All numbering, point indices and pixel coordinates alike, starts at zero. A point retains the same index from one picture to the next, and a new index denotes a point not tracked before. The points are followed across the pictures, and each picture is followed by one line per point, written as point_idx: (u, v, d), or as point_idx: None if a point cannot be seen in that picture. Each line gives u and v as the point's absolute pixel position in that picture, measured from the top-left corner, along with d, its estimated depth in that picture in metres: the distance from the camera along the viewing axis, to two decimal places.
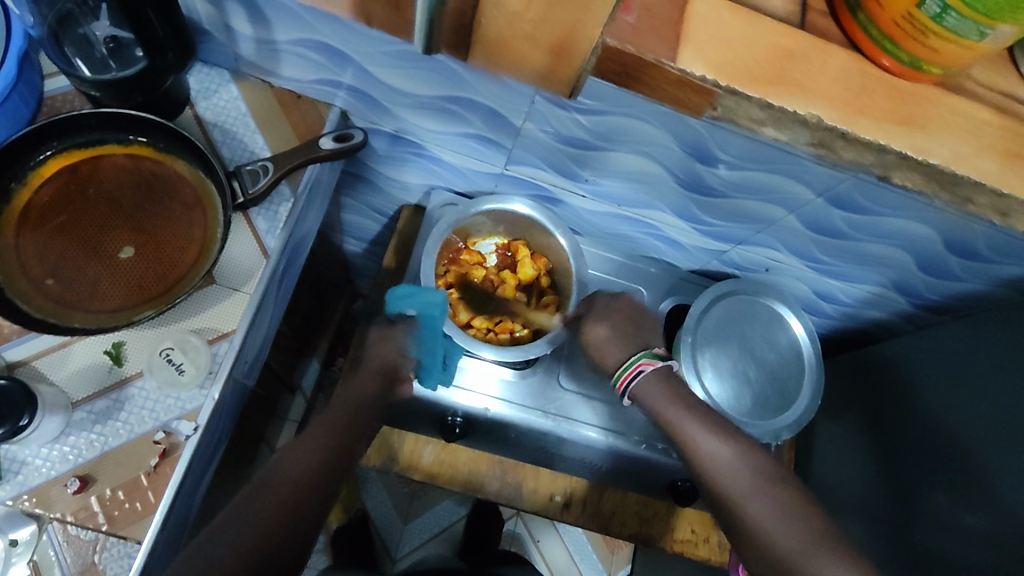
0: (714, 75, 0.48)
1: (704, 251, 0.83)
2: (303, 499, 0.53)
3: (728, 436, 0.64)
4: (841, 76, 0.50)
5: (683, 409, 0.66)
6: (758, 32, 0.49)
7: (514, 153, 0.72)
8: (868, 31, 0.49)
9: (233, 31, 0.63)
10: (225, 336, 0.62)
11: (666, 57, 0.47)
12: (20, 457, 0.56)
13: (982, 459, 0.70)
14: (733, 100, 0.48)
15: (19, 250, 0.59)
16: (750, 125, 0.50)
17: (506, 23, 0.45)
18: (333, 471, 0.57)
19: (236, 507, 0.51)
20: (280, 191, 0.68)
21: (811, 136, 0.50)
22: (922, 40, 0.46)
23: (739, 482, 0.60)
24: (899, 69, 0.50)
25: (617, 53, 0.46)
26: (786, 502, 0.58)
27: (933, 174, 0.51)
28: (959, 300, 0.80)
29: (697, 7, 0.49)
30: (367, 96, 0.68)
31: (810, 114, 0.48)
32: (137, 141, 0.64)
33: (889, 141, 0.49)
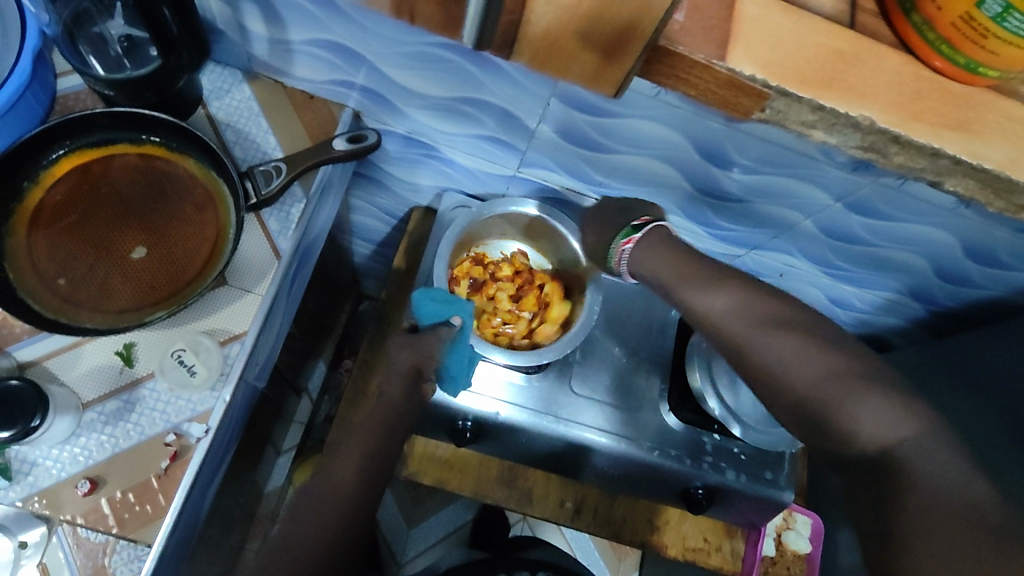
0: (765, 76, 0.46)
1: (718, 256, 0.82)
2: (355, 506, 0.59)
3: (726, 284, 0.59)
4: (894, 82, 0.49)
5: (680, 279, 0.61)
6: (804, 28, 0.48)
7: (527, 155, 0.71)
8: (923, 33, 0.47)
9: (246, 31, 0.63)
10: (237, 337, 0.61)
11: (714, 56, 0.46)
12: (30, 458, 0.56)
13: (1009, 462, 0.68)
14: (782, 102, 0.48)
15: (31, 250, 0.59)
16: (798, 128, 0.50)
17: (557, 19, 0.43)
18: (379, 471, 0.62)
19: (295, 523, 0.58)
20: (292, 191, 0.67)
21: (862, 140, 0.50)
22: (982, 43, 0.44)
23: (743, 329, 0.55)
24: (956, 72, 0.49)
25: (672, 57, 0.46)
26: (800, 343, 0.53)
27: (989, 181, 0.50)
28: (978, 309, 0.80)
29: (746, 8, 0.48)
30: (380, 97, 0.68)
31: (861, 116, 0.48)
32: (150, 141, 0.63)
33: (944, 144, 0.49)
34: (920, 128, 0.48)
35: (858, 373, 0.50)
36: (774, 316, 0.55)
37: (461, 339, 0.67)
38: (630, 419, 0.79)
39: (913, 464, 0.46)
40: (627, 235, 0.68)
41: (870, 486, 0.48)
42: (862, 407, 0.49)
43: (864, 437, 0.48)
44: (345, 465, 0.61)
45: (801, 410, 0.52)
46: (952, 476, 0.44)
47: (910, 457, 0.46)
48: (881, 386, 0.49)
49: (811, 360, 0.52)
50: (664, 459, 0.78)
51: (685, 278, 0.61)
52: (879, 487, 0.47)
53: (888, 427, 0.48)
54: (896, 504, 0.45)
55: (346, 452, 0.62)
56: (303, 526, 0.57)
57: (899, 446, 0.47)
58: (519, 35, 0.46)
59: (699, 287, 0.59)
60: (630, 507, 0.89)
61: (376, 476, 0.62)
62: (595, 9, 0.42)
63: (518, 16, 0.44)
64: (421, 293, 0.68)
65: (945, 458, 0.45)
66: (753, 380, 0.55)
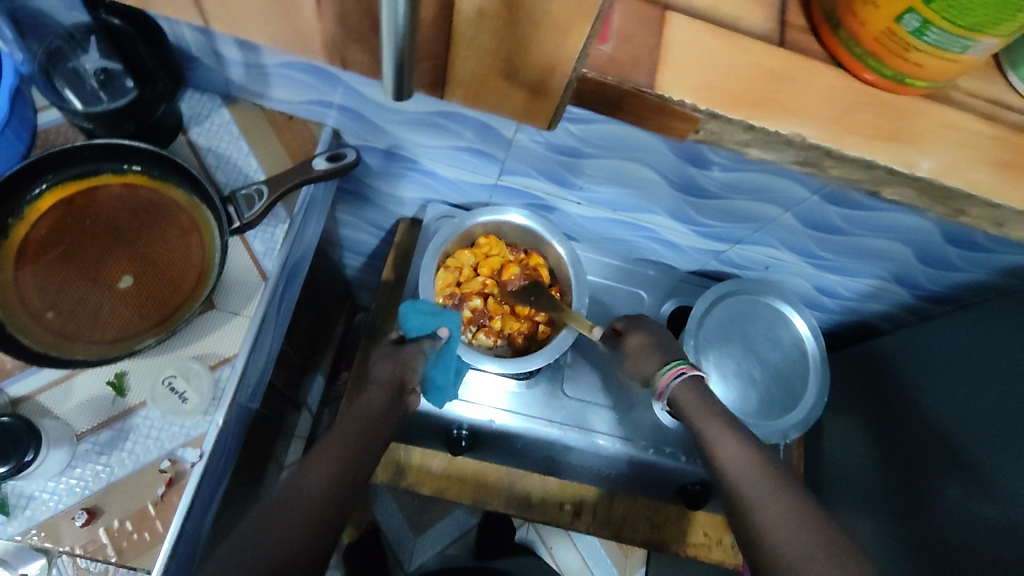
0: (694, 98, 0.47)
1: (703, 252, 0.82)
2: (322, 524, 0.52)
3: (751, 442, 0.61)
4: (829, 95, 0.50)
5: (700, 411, 0.65)
6: (737, 49, 0.49)
7: (507, 164, 0.72)
8: (850, 48, 0.48)
9: (222, 57, 0.63)
10: (227, 360, 0.62)
11: (644, 84, 0.47)
12: (27, 492, 0.56)
13: (993, 449, 0.69)
14: (716, 124, 0.49)
15: (19, 284, 0.59)
16: (735, 146, 0.51)
17: (480, 60, 0.44)
18: (350, 486, 0.56)
19: (252, 527, 0.51)
20: (276, 213, 0.68)
21: (797, 155, 0.50)
22: (905, 56, 0.45)
23: (752, 485, 0.57)
24: (886, 84, 0.50)
25: (598, 85, 0.46)
26: (803, 514, 0.54)
27: (925, 189, 0.51)
28: (961, 291, 0.80)
29: (674, 33, 0.49)
30: (358, 115, 0.68)
31: (794, 133, 0.48)
32: (132, 170, 0.64)
33: (878, 157, 0.49)
34: (853, 141, 0.49)
35: (842, 556, 0.50)
36: (785, 486, 0.57)
37: (447, 350, 0.69)
38: (624, 419, 0.79)
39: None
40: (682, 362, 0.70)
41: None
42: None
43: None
44: (313, 478, 0.54)
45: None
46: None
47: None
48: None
49: (810, 534, 0.52)
50: (659, 456, 0.79)
51: (705, 412, 0.65)
52: None
53: None
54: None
55: (320, 458, 0.56)
56: (257, 531, 0.50)
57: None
58: (449, 75, 0.47)
59: (724, 437, 0.62)
60: (630, 506, 0.89)
61: (351, 487, 0.56)
62: (513, 51, 0.42)
63: (443, 60, 0.45)
64: (408, 306, 0.69)
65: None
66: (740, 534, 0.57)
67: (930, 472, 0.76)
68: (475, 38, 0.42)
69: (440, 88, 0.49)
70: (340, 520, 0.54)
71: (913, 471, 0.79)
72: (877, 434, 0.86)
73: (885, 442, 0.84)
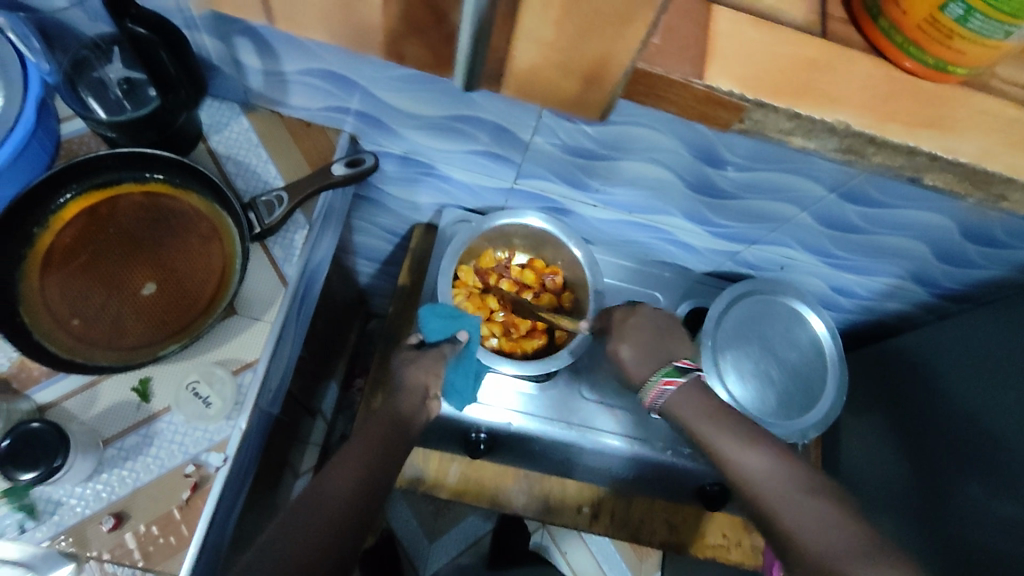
0: (742, 88, 0.48)
1: (718, 253, 0.83)
2: (347, 526, 0.53)
3: (760, 445, 0.61)
4: (868, 84, 0.50)
5: (707, 421, 0.64)
6: (778, 40, 0.50)
7: (523, 167, 0.72)
8: (891, 37, 0.49)
9: (241, 66, 0.64)
10: (249, 365, 0.62)
11: (693, 76, 0.47)
12: (55, 497, 0.57)
13: (1010, 446, 0.70)
14: (760, 112, 0.49)
15: (44, 293, 0.60)
16: (778, 135, 0.51)
17: (539, 54, 0.45)
18: (376, 487, 0.57)
19: (280, 530, 0.51)
20: (295, 218, 0.68)
21: (841, 143, 0.51)
22: (948, 44, 0.46)
23: (772, 490, 0.57)
24: (922, 71, 0.50)
25: (648, 77, 0.47)
26: (828, 511, 0.54)
27: (966, 175, 0.51)
28: (980, 287, 0.80)
29: (719, 25, 0.49)
30: (374, 120, 0.69)
31: (838, 121, 0.49)
32: (154, 179, 0.65)
33: (922, 143, 0.50)
34: (896, 128, 0.50)
35: (875, 551, 0.51)
36: (806, 486, 0.57)
37: (467, 354, 0.69)
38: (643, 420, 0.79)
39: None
40: (668, 375, 0.67)
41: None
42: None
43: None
44: (338, 481, 0.55)
45: None
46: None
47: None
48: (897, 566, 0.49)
49: (835, 531, 0.53)
50: (677, 458, 0.79)
51: (712, 419, 0.64)
52: None
53: None
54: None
55: (344, 463, 0.57)
56: (287, 538, 0.51)
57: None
58: (503, 68, 0.48)
59: (736, 442, 0.62)
60: (647, 508, 0.89)
61: (376, 489, 0.57)
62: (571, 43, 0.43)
63: (503, 53, 0.46)
64: (426, 310, 0.69)
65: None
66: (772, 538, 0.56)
67: (949, 470, 0.77)
68: (535, 30, 0.43)
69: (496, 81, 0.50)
70: (365, 522, 0.55)
71: (932, 469, 0.79)
72: (895, 432, 0.86)
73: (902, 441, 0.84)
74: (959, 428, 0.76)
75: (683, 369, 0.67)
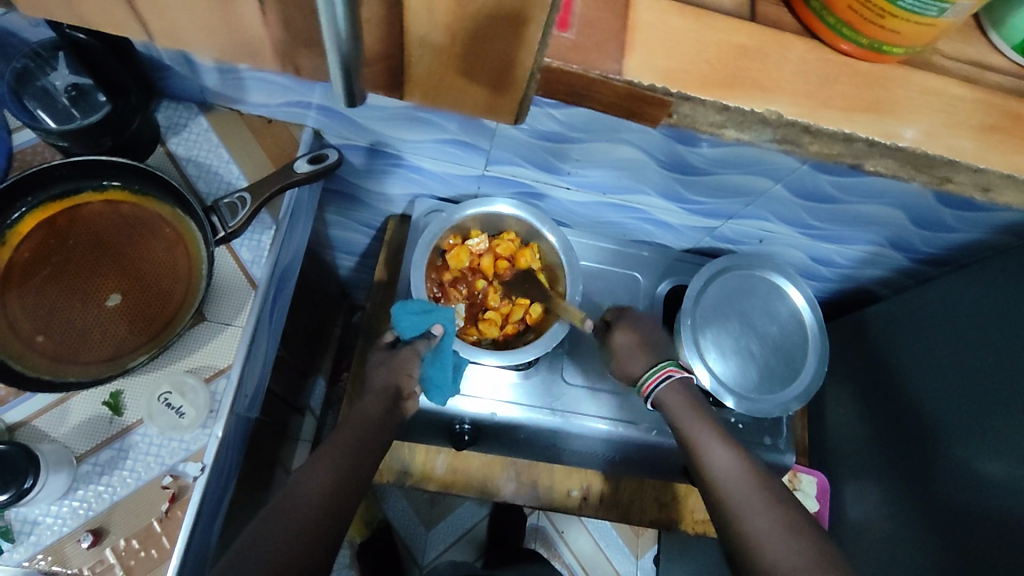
0: (666, 83, 0.46)
1: (696, 230, 0.82)
2: (328, 528, 0.52)
3: (738, 451, 0.62)
4: (801, 68, 0.49)
5: (696, 420, 0.65)
6: (704, 27, 0.49)
7: (491, 154, 0.71)
8: (823, 16, 0.47)
9: (195, 65, 0.62)
10: (222, 372, 0.62)
11: (611, 72, 0.46)
12: (31, 517, 0.56)
13: (996, 403, 0.69)
14: (688, 106, 0.48)
15: (7, 310, 0.58)
16: (711, 129, 0.50)
17: (434, 61, 0.43)
18: (350, 491, 0.56)
19: (257, 532, 0.50)
20: (261, 219, 0.67)
21: (776, 133, 0.49)
22: (881, 23, 0.44)
23: (741, 490, 0.58)
24: (860, 54, 0.49)
25: (567, 75, 0.45)
26: (782, 516, 0.56)
27: (909, 160, 0.50)
28: (957, 251, 0.79)
29: (641, 15, 0.48)
30: (338, 114, 0.67)
31: (769, 111, 0.47)
32: (112, 186, 0.63)
33: (857, 129, 0.48)
34: (830, 115, 0.48)
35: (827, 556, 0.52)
36: (769, 491, 0.58)
37: (442, 345, 0.68)
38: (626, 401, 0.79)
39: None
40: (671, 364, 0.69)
41: None
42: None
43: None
44: (309, 486, 0.54)
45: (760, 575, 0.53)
46: None
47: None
48: None
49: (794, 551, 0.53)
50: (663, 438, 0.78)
51: (704, 429, 0.64)
52: None
53: None
54: None
55: (317, 467, 0.56)
56: (265, 531, 0.50)
57: None
58: (402, 80, 0.45)
59: (716, 447, 0.62)
60: (637, 488, 0.89)
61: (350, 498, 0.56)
62: (470, 52, 0.41)
63: (396, 61, 0.43)
64: (399, 307, 0.68)
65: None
66: None
67: (938, 433, 0.75)
68: (427, 38, 0.40)
69: (396, 92, 0.47)
70: (339, 524, 0.54)
71: (918, 438, 0.78)
72: (878, 401, 0.86)
73: (888, 414, 0.84)
74: (944, 390, 0.76)
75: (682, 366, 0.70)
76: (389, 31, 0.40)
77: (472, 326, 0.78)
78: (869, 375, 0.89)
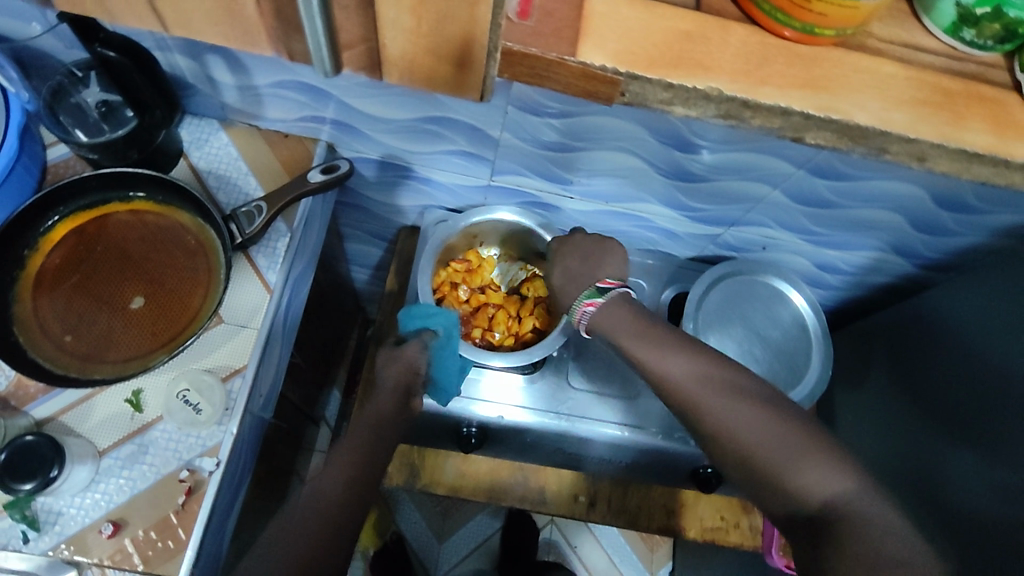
0: (615, 63, 0.48)
1: (699, 237, 0.83)
2: (339, 524, 0.57)
3: (683, 349, 0.60)
4: (740, 51, 0.50)
5: (636, 337, 0.61)
6: (653, 16, 0.50)
7: (496, 164, 0.73)
8: (761, 5, 0.49)
9: (216, 82, 0.67)
10: (237, 371, 0.64)
11: (568, 54, 0.48)
12: (55, 508, 0.59)
13: (996, 413, 0.69)
14: (637, 85, 0.49)
15: (39, 313, 0.62)
16: (661, 106, 0.51)
17: (406, 41, 0.49)
18: (367, 483, 0.60)
19: (274, 551, 0.55)
20: (277, 227, 0.70)
21: (718, 108, 0.50)
22: (809, 6, 0.46)
23: (699, 393, 0.57)
24: (798, 37, 0.50)
25: (530, 58, 0.48)
26: (752, 407, 0.55)
27: (844, 130, 0.50)
28: (960, 255, 0.80)
29: (595, 5, 0.50)
30: (349, 127, 0.71)
31: (709, 88, 0.49)
32: (137, 197, 0.67)
33: (793, 103, 0.49)
34: (770, 90, 0.49)
35: (812, 437, 0.53)
36: (731, 387, 0.56)
37: (446, 349, 0.70)
38: (633, 406, 0.80)
39: (858, 519, 0.49)
40: (591, 296, 0.65)
41: (762, 496, 0.54)
42: (811, 466, 0.52)
43: (815, 497, 0.51)
44: (327, 489, 0.58)
45: (745, 471, 0.54)
46: (876, 515, 0.49)
47: (850, 515, 0.49)
48: (824, 449, 0.52)
49: (768, 430, 0.54)
50: (669, 442, 0.79)
51: (641, 335, 0.61)
52: (821, 537, 0.50)
53: (834, 484, 0.51)
54: (830, 552, 0.49)
55: (327, 476, 0.60)
56: (282, 539, 0.56)
57: (839, 506, 0.50)
58: (381, 58, 0.52)
59: (658, 351, 0.60)
60: (644, 494, 0.90)
61: (365, 486, 0.60)
62: (434, 33, 0.48)
63: (374, 43, 0.51)
64: (407, 311, 0.71)
65: (884, 527, 0.48)
66: (736, 478, 0.55)
67: (940, 442, 0.76)
68: (396, 20, 0.47)
69: (380, 71, 0.54)
70: (357, 518, 0.58)
71: (921, 442, 0.79)
72: (882, 407, 0.87)
73: (894, 422, 0.84)
74: (945, 402, 0.77)
75: (604, 290, 0.65)
76: (365, 15, 0.48)
77: (506, 338, 0.81)
78: (879, 382, 0.89)
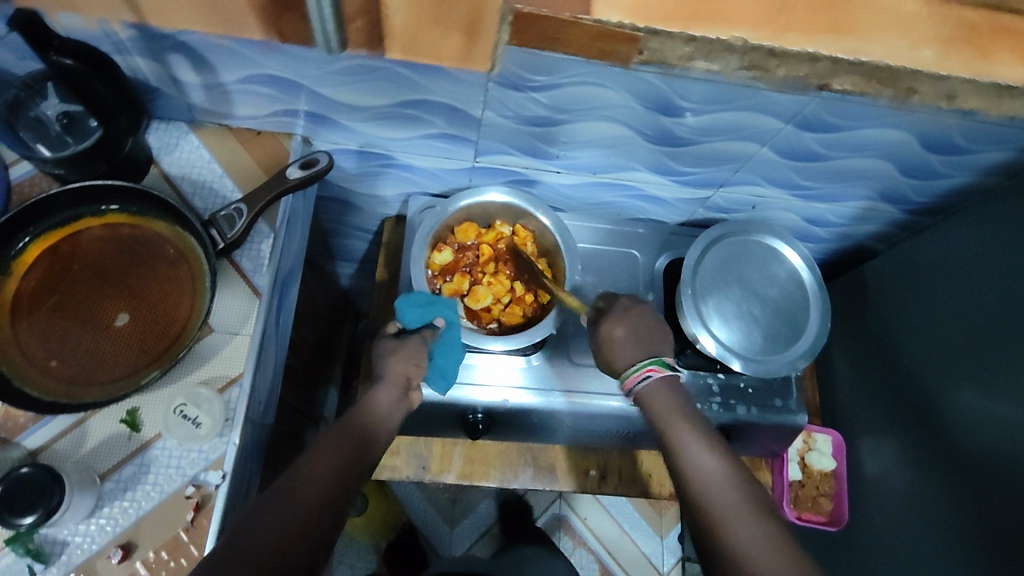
0: (632, 19, 0.49)
1: (688, 202, 0.83)
2: (324, 513, 0.50)
3: (718, 448, 0.58)
4: None
5: (678, 421, 0.60)
6: None
7: (480, 144, 0.71)
8: None
9: (180, 83, 0.64)
10: (234, 381, 0.62)
11: (581, 12, 0.49)
12: (60, 537, 0.57)
13: (1000, 350, 0.69)
14: (656, 40, 0.50)
15: (20, 340, 0.59)
16: (681, 62, 0.53)
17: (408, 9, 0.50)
18: (356, 477, 0.54)
19: (253, 518, 0.48)
20: (258, 229, 0.68)
21: (743, 59, 0.52)
22: None
23: (717, 490, 0.54)
24: None
25: (542, 20, 0.49)
26: (761, 519, 0.51)
27: (872, 72, 0.52)
28: (949, 198, 0.80)
29: None
30: (325, 119, 0.68)
31: (733, 38, 0.50)
32: (109, 210, 0.64)
33: (818, 48, 0.51)
34: (792, 36, 0.50)
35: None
36: (747, 490, 0.54)
37: (447, 336, 0.70)
38: None
39: None
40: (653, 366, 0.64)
41: None
42: None
43: None
44: (316, 470, 0.52)
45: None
46: None
47: None
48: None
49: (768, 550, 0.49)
50: None
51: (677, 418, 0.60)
52: None
53: None
54: None
55: (318, 456, 0.54)
56: (263, 512, 0.48)
57: None
58: (383, 33, 0.53)
59: (695, 438, 0.58)
60: (654, 462, 0.90)
61: (353, 483, 0.54)
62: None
63: (376, 14, 0.51)
64: (402, 300, 0.70)
65: None
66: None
67: (961, 380, 0.73)
68: None
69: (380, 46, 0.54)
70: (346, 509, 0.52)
71: (930, 382, 0.78)
72: (880, 354, 0.88)
73: (896, 367, 0.85)
74: (948, 343, 0.76)
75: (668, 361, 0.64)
76: None
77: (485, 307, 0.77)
78: (875, 330, 0.89)
